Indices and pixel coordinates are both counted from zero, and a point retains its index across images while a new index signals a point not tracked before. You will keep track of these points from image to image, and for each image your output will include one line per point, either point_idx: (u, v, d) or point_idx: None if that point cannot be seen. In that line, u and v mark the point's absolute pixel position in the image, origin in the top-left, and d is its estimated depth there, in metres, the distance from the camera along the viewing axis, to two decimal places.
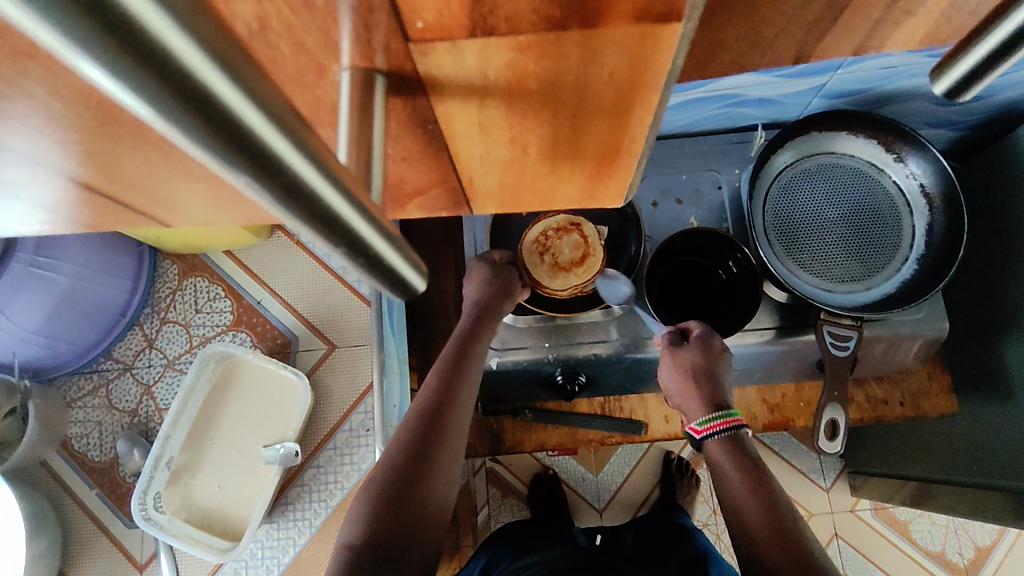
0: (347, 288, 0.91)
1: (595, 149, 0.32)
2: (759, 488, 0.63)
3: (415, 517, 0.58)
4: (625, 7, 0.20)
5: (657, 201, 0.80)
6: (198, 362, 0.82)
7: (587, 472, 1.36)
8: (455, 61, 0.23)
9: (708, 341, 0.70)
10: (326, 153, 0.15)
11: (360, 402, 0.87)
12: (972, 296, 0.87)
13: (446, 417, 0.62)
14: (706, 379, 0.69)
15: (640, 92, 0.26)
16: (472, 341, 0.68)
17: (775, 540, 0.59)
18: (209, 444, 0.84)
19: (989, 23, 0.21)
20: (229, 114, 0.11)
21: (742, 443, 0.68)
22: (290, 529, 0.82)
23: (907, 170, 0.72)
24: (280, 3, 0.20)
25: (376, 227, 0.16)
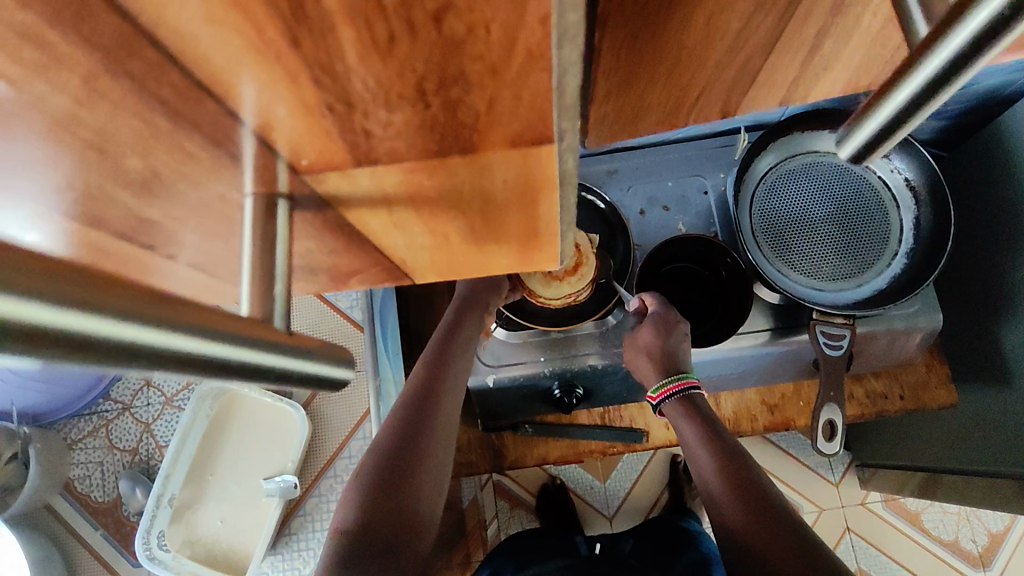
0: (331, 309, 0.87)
1: (515, 229, 0.30)
2: (717, 444, 0.65)
3: (408, 498, 0.58)
4: (496, 136, 0.20)
5: (645, 209, 0.80)
6: (195, 400, 0.83)
7: (594, 480, 1.36)
8: (350, 184, 0.23)
9: (664, 320, 0.70)
10: (212, 316, 0.14)
11: (358, 426, 0.86)
12: (968, 281, 0.87)
13: (431, 414, 0.62)
14: (665, 357, 0.69)
15: (542, 192, 0.24)
16: (453, 339, 0.68)
17: (737, 493, 0.61)
18: (211, 479, 0.84)
19: (876, 97, 0.20)
20: (78, 336, 0.11)
21: (695, 403, 0.70)
22: (295, 560, 0.82)
23: (891, 165, 0.73)
24: (167, 157, 0.19)
25: (283, 352, 0.16)
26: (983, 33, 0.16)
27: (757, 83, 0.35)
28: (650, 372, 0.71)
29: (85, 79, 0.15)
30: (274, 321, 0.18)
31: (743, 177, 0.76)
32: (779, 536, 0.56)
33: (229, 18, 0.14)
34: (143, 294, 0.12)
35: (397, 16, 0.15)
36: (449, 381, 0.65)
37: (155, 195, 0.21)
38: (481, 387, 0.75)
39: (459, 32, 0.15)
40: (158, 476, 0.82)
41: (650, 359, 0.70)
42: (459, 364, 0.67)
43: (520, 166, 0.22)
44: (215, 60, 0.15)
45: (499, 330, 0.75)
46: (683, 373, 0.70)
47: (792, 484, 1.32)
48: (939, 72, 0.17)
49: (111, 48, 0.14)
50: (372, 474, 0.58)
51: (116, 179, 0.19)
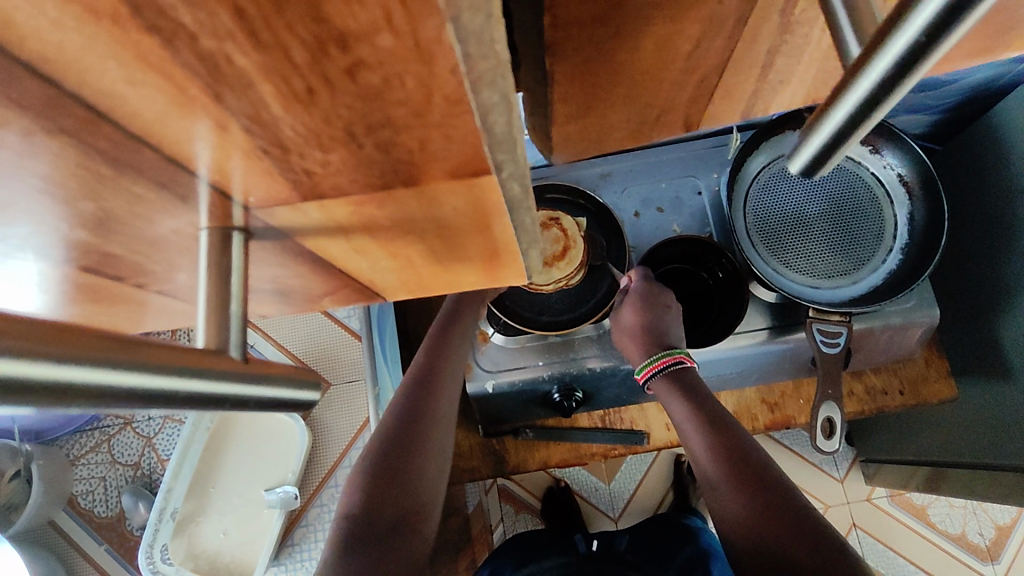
0: (330, 319, 0.89)
1: (478, 253, 0.29)
2: (713, 425, 0.64)
3: (410, 483, 0.59)
4: (438, 169, 0.19)
5: (639, 210, 0.80)
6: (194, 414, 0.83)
7: (599, 482, 1.36)
8: (299, 216, 0.22)
9: (649, 299, 0.71)
10: (152, 349, 0.14)
11: (358, 434, 0.86)
12: (966, 274, 0.87)
13: (429, 405, 0.63)
14: (651, 335, 0.70)
15: (492, 216, 0.23)
16: (451, 332, 0.69)
17: (734, 474, 0.60)
18: (214, 490, 0.84)
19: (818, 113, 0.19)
20: (21, 381, 0.11)
21: (688, 381, 0.69)
22: (297, 570, 0.82)
23: (884, 161, 0.73)
24: (115, 199, 0.19)
25: (232, 379, 0.17)
26: (912, 50, 0.16)
27: (728, 75, 0.35)
28: (638, 352, 0.71)
29: (23, 137, 0.15)
30: (229, 352, 0.19)
31: (736, 179, 0.76)
32: (777, 517, 0.56)
33: (149, 78, 0.14)
34: (68, 332, 0.12)
35: (312, 73, 0.14)
36: (447, 374, 0.66)
37: (110, 233, 0.21)
38: (481, 394, 0.75)
39: (375, 86, 0.15)
40: (160, 490, 0.82)
41: (632, 338, 0.71)
42: (457, 356, 0.68)
43: (468, 198, 0.21)
44: (147, 118, 0.16)
45: (496, 336, 0.75)
46: (673, 350, 0.69)
47: (797, 481, 1.32)
48: (879, 84, 0.17)
49: (42, 110, 0.14)
50: (373, 466, 0.59)
51: (70, 221, 0.19)
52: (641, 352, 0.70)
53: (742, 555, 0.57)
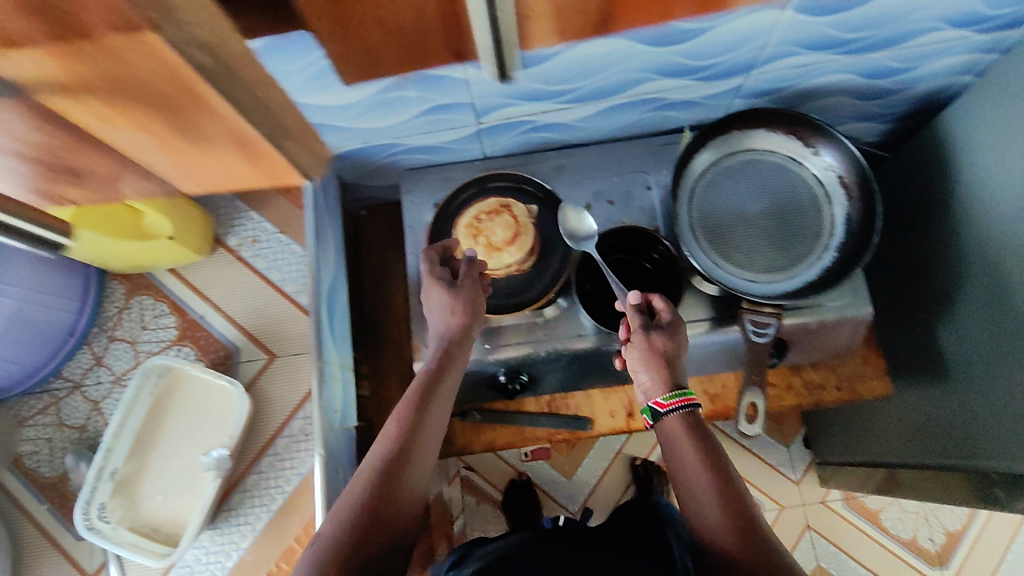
0: (246, 267, 0.91)
1: None
2: (720, 476, 0.58)
3: (383, 538, 0.52)
4: None
5: (590, 203, 0.80)
6: (137, 381, 0.83)
7: (559, 476, 1.38)
8: None
9: (673, 330, 0.66)
10: None
11: (299, 406, 0.88)
12: (910, 275, 0.90)
13: (418, 435, 0.58)
14: (672, 365, 0.65)
15: None
16: (449, 360, 0.64)
17: (741, 536, 0.53)
18: (156, 453, 0.85)
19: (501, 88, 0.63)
20: None
21: (701, 424, 0.62)
22: (234, 534, 0.84)
23: (821, 160, 0.74)
24: None
25: None
26: None
27: None
28: (656, 384, 0.64)
29: None
30: None
31: (682, 174, 0.77)
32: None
33: None
34: None
35: None
36: (442, 402, 0.61)
37: None
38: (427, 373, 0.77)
39: None
40: (100, 449, 0.83)
41: (658, 364, 0.64)
42: (451, 385, 0.64)
43: None
44: None
45: None
46: (687, 390, 0.64)
47: (755, 482, 1.34)
48: None
49: None
50: (365, 499, 0.52)
51: None
52: (661, 385, 0.64)
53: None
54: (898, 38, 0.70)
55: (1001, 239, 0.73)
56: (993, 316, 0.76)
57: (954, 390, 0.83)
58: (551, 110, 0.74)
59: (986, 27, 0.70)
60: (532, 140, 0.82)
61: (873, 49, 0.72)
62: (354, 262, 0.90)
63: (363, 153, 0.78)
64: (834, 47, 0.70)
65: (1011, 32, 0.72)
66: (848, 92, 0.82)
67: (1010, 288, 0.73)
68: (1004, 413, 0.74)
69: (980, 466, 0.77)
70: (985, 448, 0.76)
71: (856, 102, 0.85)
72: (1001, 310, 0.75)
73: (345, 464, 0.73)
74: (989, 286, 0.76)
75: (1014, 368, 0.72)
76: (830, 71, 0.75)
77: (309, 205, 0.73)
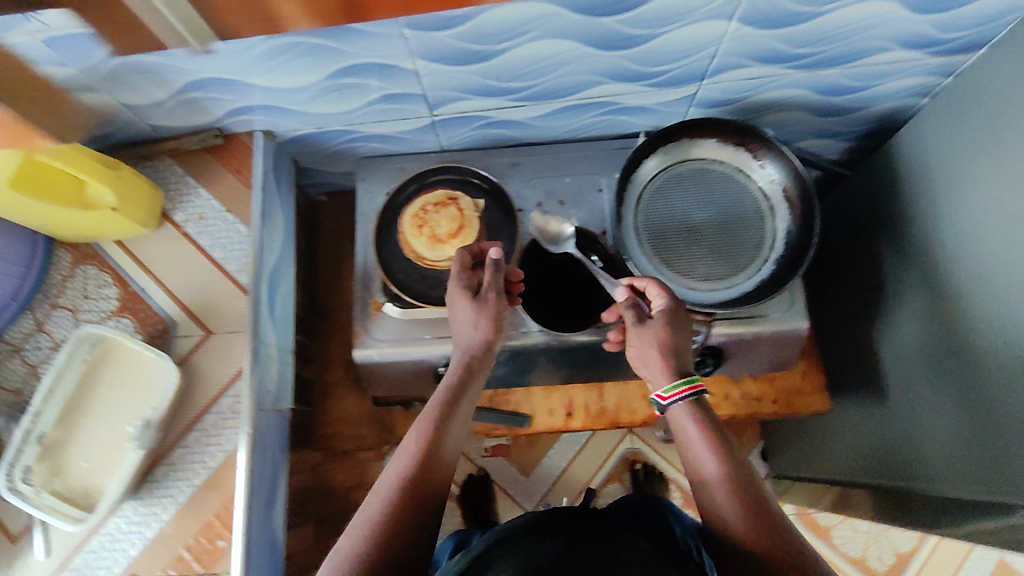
0: (185, 240, 0.73)
1: None
2: (729, 458, 0.55)
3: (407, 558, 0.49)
4: None
5: (542, 202, 0.80)
6: (71, 343, 0.65)
7: (519, 474, 1.38)
8: None
9: (673, 316, 0.64)
10: None
11: (230, 384, 0.70)
12: (863, 294, 0.90)
13: (442, 448, 0.56)
14: (677, 353, 0.62)
15: None
16: (471, 376, 0.62)
17: (759, 523, 0.51)
18: (84, 422, 0.66)
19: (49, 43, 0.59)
20: None
21: (709, 409, 0.59)
22: (151, 512, 0.67)
23: (766, 172, 0.75)
24: None
25: None
26: None
27: None
28: (661, 373, 0.62)
29: None
30: None
31: (630, 179, 0.77)
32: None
33: None
34: None
35: None
36: (462, 424, 0.59)
37: None
38: (365, 360, 0.77)
39: None
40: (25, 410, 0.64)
41: (658, 352, 0.62)
42: (473, 404, 0.62)
43: None
44: None
45: (387, 306, 0.77)
46: (693, 379, 0.60)
47: None
48: None
49: None
50: (383, 525, 0.50)
51: None
52: (666, 376, 0.61)
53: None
54: (849, 56, 0.70)
55: (946, 260, 0.74)
56: (933, 338, 0.76)
57: (896, 410, 0.83)
58: (504, 107, 0.74)
59: (939, 49, 0.71)
60: (488, 136, 0.82)
61: (825, 66, 0.72)
62: (304, 244, 0.90)
63: (318, 138, 0.78)
64: (785, 62, 0.70)
65: (962, 58, 0.73)
66: (804, 108, 0.82)
67: (951, 311, 0.73)
68: (940, 434, 0.74)
69: (918, 486, 0.77)
70: (922, 470, 0.77)
71: (814, 119, 0.85)
72: (939, 331, 0.75)
73: (276, 447, 0.74)
74: (932, 308, 0.76)
75: (949, 389, 0.73)
76: (784, 85, 0.76)
77: (257, 185, 0.72)
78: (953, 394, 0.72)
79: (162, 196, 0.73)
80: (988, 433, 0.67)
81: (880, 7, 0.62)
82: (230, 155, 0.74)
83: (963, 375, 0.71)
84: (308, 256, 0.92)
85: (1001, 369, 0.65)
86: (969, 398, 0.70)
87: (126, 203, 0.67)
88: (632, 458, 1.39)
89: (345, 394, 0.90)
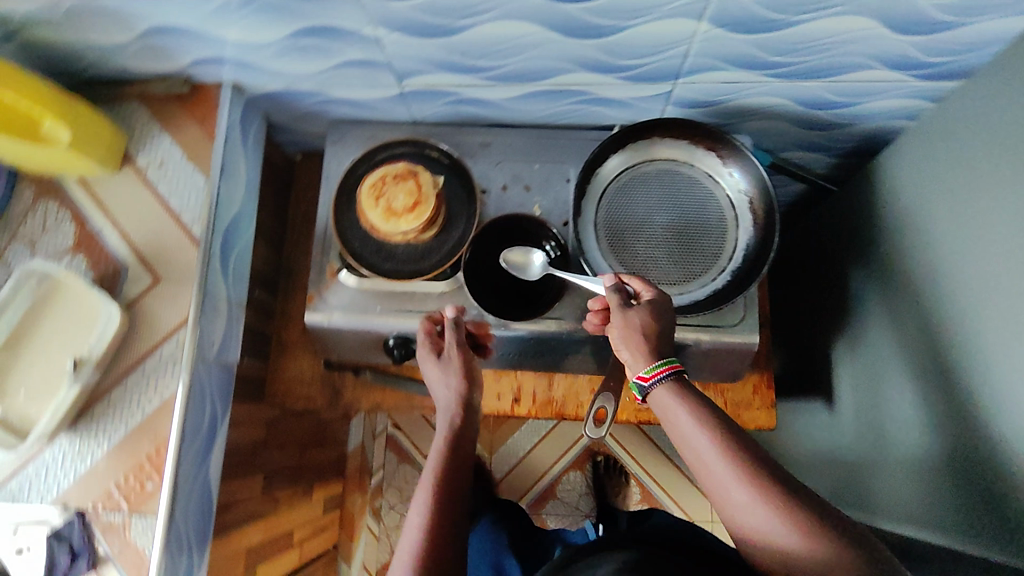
0: (145, 186, 0.74)
1: None
2: (720, 436, 0.53)
3: None
4: None
5: (507, 186, 0.80)
6: (14, 277, 0.67)
7: (482, 450, 1.39)
8: None
9: (657, 304, 0.64)
10: None
11: (173, 332, 0.71)
12: (835, 314, 0.89)
13: (446, 515, 0.57)
14: (659, 338, 0.62)
15: None
16: (465, 427, 0.63)
17: (767, 495, 0.50)
18: (27, 352, 0.68)
19: None
20: None
21: (692, 388, 0.58)
22: (88, 445, 0.69)
23: (733, 179, 0.74)
24: None
25: None
26: None
27: None
28: (639, 354, 0.61)
29: None
30: None
31: (594, 174, 0.76)
32: (846, 549, 0.47)
33: None
34: None
35: None
36: (464, 478, 0.60)
37: None
38: (315, 324, 0.76)
39: None
40: None
41: (641, 337, 0.61)
42: (466, 454, 0.62)
43: None
44: None
45: (343, 274, 0.76)
46: (670, 359, 0.60)
47: (670, 493, 1.36)
48: None
49: None
50: None
51: None
52: (643, 359, 0.61)
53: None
54: (827, 70, 0.69)
55: (916, 290, 0.72)
56: (897, 367, 0.75)
57: (865, 437, 0.83)
58: (474, 85, 0.73)
59: (923, 72, 0.69)
60: (460, 113, 0.81)
61: (804, 78, 0.70)
62: (274, 203, 0.91)
63: (288, 97, 0.78)
64: (761, 70, 0.69)
65: (947, 83, 0.71)
66: (784, 118, 0.80)
67: (914, 341, 0.72)
68: (904, 465, 0.74)
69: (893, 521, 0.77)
70: (893, 504, 0.77)
71: (797, 131, 0.83)
72: (901, 360, 0.75)
73: (217, 396, 0.75)
74: (897, 337, 0.76)
75: (909, 417, 0.73)
76: (762, 94, 0.74)
77: (219, 137, 0.74)
78: (916, 423, 0.72)
79: (125, 139, 0.74)
80: (948, 463, 0.66)
81: (858, 23, 0.60)
82: (196, 105, 0.75)
83: (930, 407, 0.69)
84: (280, 214, 0.92)
85: (961, 402, 0.64)
86: (931, 429, 0.69)
87: (82, 141, 0.68)
88: (595, 449, 1.39)
89: (302, 353, 0.89)
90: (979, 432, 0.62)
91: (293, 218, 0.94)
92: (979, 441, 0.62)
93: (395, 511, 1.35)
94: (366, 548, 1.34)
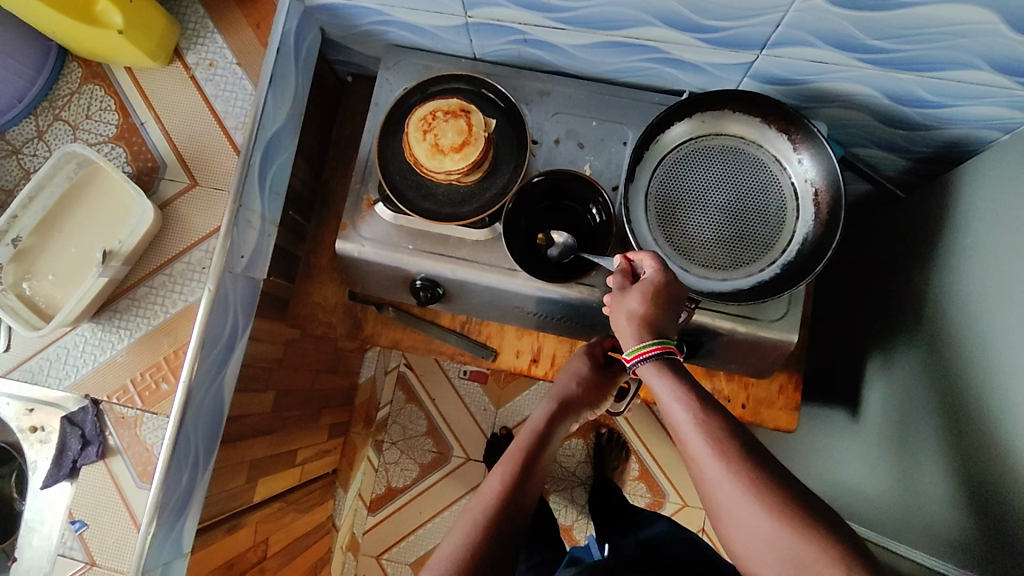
0: (192, 85, 0.72)
1: None
2: (701, 414, 0.53)
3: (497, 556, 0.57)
4: None
5: (560, 139, 0.75)
6: (56, 158, 0.65)
7: (489, 404, 1.39)
8: None
9: (653, 287, 0.59)
10: None
11: (205, 238, 0.70)
12: (878, 326, 0.85)
13: (536, 465, 0.64)
14: (652, 321, 0.58)
15: None
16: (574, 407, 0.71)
17: (742, 477, 0.49)
18: (58, 235, 0.67)
19: None
20: None
21: (678, 369, 0.56)
22: (111, 336, 0.69)
23: (801, 167, 0.70)
24: None
25: None
26: None
27: None
28: (626, 335, 0.59)
29: None
30: None
31: (655, 141, 0.72)
32: (836, 531, 0.47)
33: None
34: None
35: None
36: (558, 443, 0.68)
37: None
38: (344, 252, 0.75)
39: None
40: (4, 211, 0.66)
41: (628, 322, 0.58)
42: (552, 446, 0.67)
43: None
44: None
45: (378, 207, 0.73)
46: (664, 339, 0.57)
47: (668, 474, 1.36)
48: None
49: None
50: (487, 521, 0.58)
51: None
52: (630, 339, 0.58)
53: (772, 567, 0.48)
54: (930, 64, 0.62)
55: (971, 315, 0.67)
56: (931, 391, 0.72)
57: (881, 457, 0.80)
58: (543, 25, 0.69)
59: None
60: (523, 54, 0.77)
61: (901, 69, 0.64)
62: (317, 121, 0.88)
63: (348, 12, 0.74)
64: (857, 52, 0.63)
65: None
66: (869, 110, 0.74)
67: (955, 365, 0.68)
68: (917, 486, 0.72)
69: (902, 544, 0.74)
70: (901, 525, 0.74)
71: (878, 126, 0.77)
72: (937, 382, 0.71)
73: (240, 312, 0.74)
74: (936, 356, 0.72)
75: (930, 440, 0.70)
76: (852, 79, 0.68)
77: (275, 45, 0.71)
78: (938, 450, 0.69)
79: (177, 34, 0.72)
80: (963, 492, 0.64)
81: (979, 14, 0.54)
82: (254, 8, 0.73)
83: (956, 439, 0.66)
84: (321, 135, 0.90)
85: (989, 434, 0.61)
86: (951, 456, 0.66)
87: (134, 30, 0.66)
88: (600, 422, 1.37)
89: (327, 280, 0.88)
90: (1002, 467, 0.59)
91: (336, 140, 0.92)
92: (1002, 481, 0.59)
93: (396, 447, 1.37)
94: (364, 478, 1.37)
